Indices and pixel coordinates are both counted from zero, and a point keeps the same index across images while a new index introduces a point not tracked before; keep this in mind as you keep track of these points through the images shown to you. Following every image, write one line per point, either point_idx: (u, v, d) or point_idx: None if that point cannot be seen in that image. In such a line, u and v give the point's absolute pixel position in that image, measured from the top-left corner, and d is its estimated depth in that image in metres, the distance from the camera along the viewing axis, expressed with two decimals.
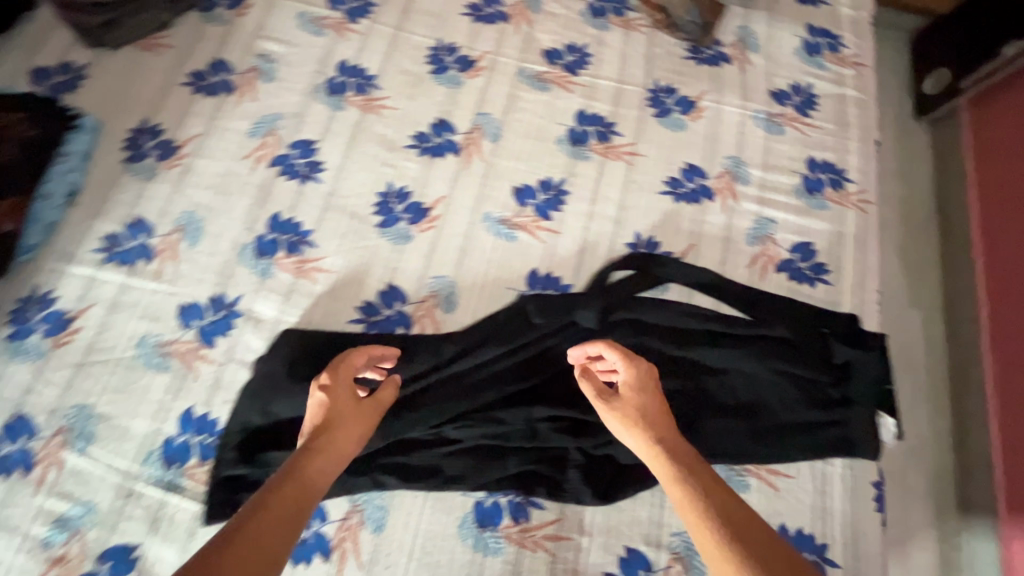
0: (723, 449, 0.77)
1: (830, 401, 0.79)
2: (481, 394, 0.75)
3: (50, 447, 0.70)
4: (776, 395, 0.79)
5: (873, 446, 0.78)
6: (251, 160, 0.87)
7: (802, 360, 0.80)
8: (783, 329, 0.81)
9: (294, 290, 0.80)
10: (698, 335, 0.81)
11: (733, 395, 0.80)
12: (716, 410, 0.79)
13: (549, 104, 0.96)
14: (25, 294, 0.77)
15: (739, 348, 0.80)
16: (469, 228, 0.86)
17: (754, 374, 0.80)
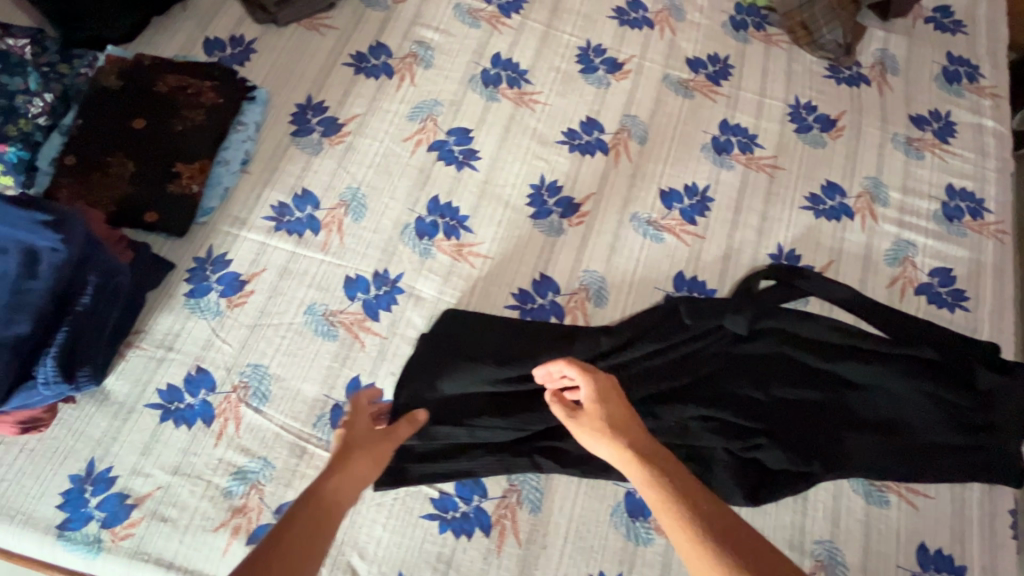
0: (867, 465, 0.77)
1: (974, 426, 0.80)
2: (635, 389, 0.77)
3: (229, 402, 0.73)
4: (919, 415, 0.80)
5: (1013, 474, 0.79)
6: (411, 143, 0.90)
7: (946, 384, 0.81)
8: (930, 351, 0.81)
9: (452, 272, 0.83)
10: (842, 350, 0.82)
11: (876, 412, 0.80)
12: (859, 425, 0.79)
13: (694, 111, 0.98)
14: (202, 254, 0.80)
15: (885, 366, 0.81)
16: (618, 227, 0.88)
17: (896, 392, 0.81)
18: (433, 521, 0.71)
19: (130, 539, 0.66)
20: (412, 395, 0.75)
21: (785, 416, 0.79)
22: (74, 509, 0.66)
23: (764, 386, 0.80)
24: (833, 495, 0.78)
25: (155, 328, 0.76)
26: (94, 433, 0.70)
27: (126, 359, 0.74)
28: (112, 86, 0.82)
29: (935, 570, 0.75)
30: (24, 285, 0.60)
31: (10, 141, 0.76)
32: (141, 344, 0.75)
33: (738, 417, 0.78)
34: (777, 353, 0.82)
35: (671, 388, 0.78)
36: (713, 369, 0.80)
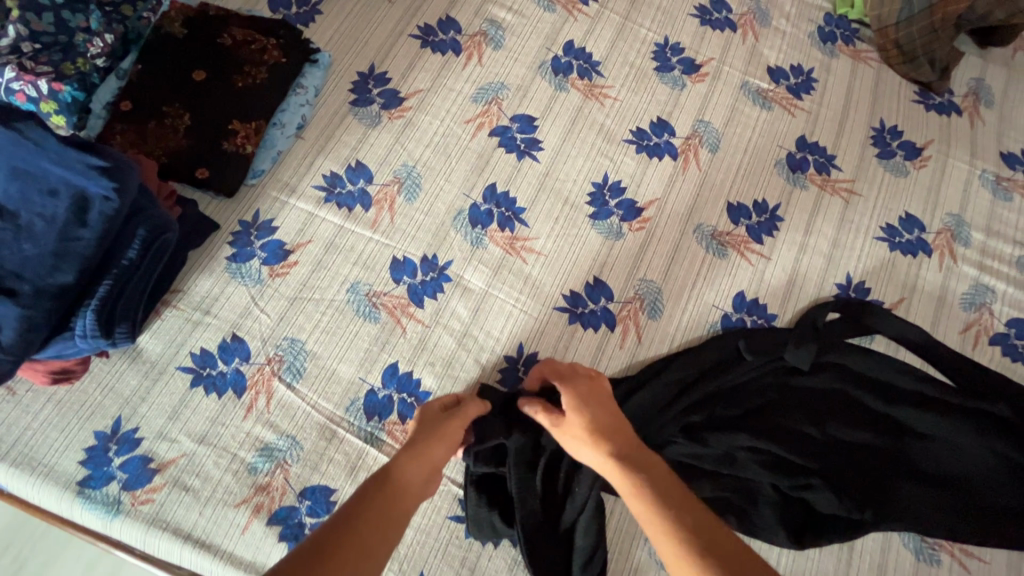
0: (926, 521, 0.72)
1: None
2: (688, 415, 0.73)
3: (262, 374, 0.70)
4: (982, 474, 0.75)
5: None
6: (472, 125, 0.86)
7: (1013, 441, 0.75)
8: (1002, 407, 0.76)
9: (503, 265, 0.79)
10: (905, 394, 0.77)
11: (937, 464, 0.75)
12: (919, 477, 0.74)
13: (771, 124, 0.92)
14: (248, 218, 0.77)
15: (950, 417, 0.76)
16: (680, 237, 0.84)
17: (960, 446, 0.75)
18: (460, 524, 0.67)
19: (149, 504, 0.64)
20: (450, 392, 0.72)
21: (841, 456, 0.74)
22: (97, 467, 0.64)
23: (820, 422, 0.75)
24: (880, 548, 0.72)
25: (194, 289, 0.73)
26: (123, 390, 0.67)
27: (162, 318, 0.71)
28: (177, 33, 0.80)
29: None
30: (72, 233, 0.57)
31: (67, 80, 0.74)
32: (178, 304, 0.72)
33: (792, 452, 0.73)
34: (836, 390, 0.77)
35: (726, 416, 0.74)
36: (767, 400, 0.76)
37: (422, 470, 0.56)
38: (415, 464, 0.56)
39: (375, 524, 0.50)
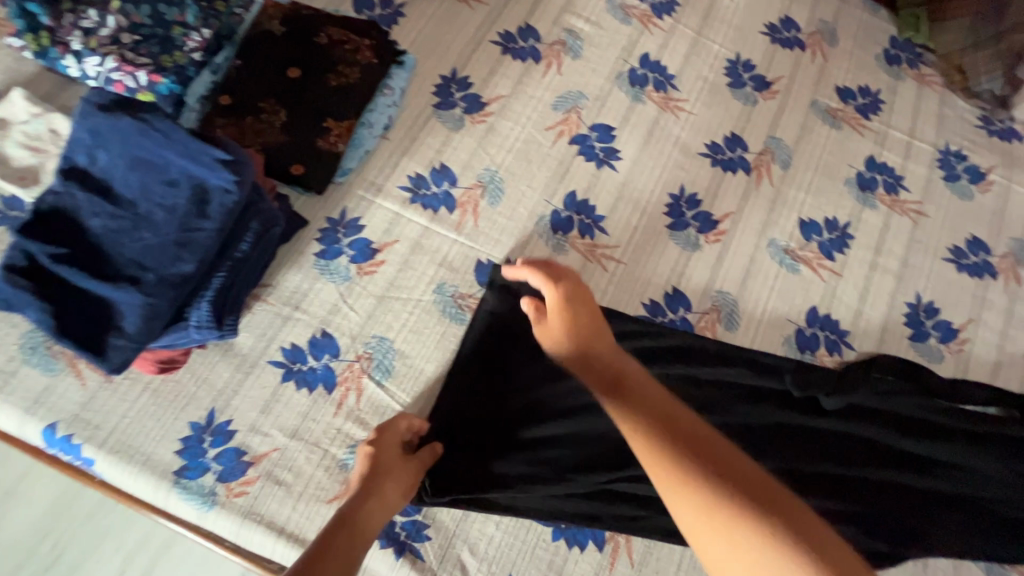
0: (959, 546, 0.73)
1: None
2: (750, 439, 0.74)
3: (352, 370, 0.71)
4: (1013, 497, 0.76)
5: None
6: (552, 133, 0.87)
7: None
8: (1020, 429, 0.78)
9: (583, 272, 0.80)
10: (924, 424, 0.77)
11: (963, 487, 0.76)
12: (949, 503, 0.75)
13: (840, 143, 0.94)
14: (336, 216, 0.78)
15: (973, 446, 0.77)
16: (755, 250, 0.85)
17: (985, 472, 0.76)
18: (547, 527, 0.68)
19: (244, 497, 0.64)
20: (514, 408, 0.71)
21: (879, 496, 0.74)
22: (192, 457, 0.64)
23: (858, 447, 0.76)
24: (954, 567, 0.74)
25: (284, 284, 0.74)
26: (216, 381, 0.68)
27: (254, 312, 0.72)
28: (275, 31, 0.81)
29: None
30: (193, 224, 0.58)
31: (166, 73, 0.74)
32: (268, 299, 0.73)
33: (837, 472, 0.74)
34: (859, 431, 0.76)
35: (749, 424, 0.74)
36: (793, 444, 0.75)
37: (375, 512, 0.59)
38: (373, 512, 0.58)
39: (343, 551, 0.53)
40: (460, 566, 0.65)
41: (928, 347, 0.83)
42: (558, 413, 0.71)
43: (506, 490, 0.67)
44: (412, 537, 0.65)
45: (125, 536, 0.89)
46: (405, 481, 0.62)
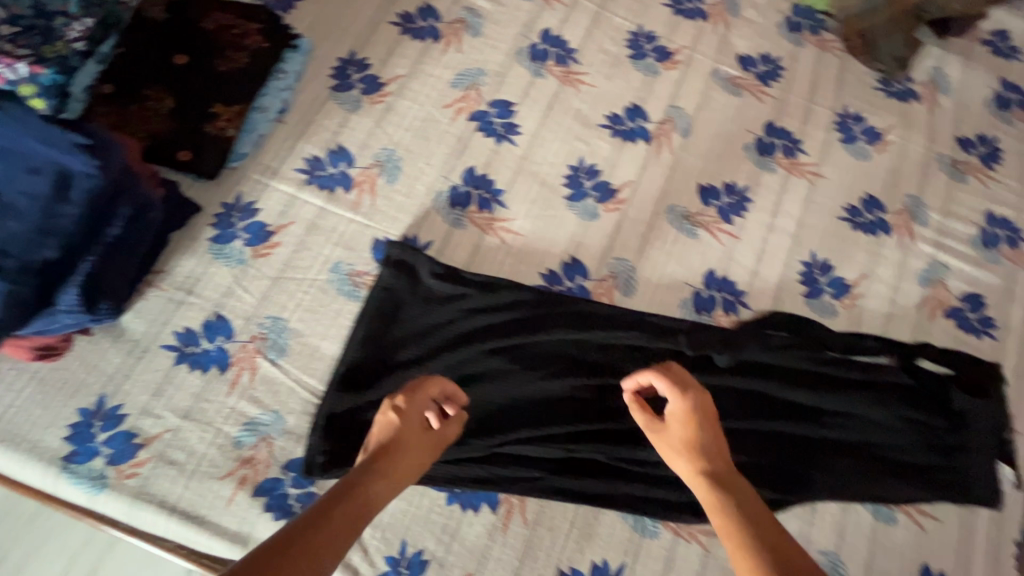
0: (842, 489, 0.76)
1: (947, 447, 0.79)
2: (640, 397, 0.76)
3: (246, 350, 0.72)
4: (897, 441, 0.79)
5: (988, 493, 0.78)
6: (451, 110, 0.88)
7: (922, 406, 0.80)
8: (901, 375, 0.81)
9: (481, 245, 0.81)
10: (816, 377, 0.80)
11: (850, 433, 0.78)
12: (835, 449, 0.77)
13: (740, 109, 0.96)
14: (230, 200, 0.79)
15: (858, 393, 0.80)
16: (653, 217, 0.87)
17: (873, 419, 0.79)
18: (440, 492, 0.70)
19: (135, 478, 0.65)
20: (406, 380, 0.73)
21: (769, 450, 0.76)
22: (81, 443, 0.65)
23: (748, 401, 0.78)
24: (841, 509, 0.77)
25: (176, 269, 0.74)
26: (106, 367, 0.68)
27: (146, 298, 0.72)
28: (157, 17, 0.81)
29: None
30: (55, 210, 0.59)
31: (47, 64, 0.69)
32: (160, 285, 0.73)
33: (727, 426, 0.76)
34: (749, 386, 0.78)
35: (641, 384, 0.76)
36: None
37: (382, 481, 0.55)
38: (380, 483, 0.55)
39: (338, 523, 0.49)
40: (354, 534, 0.67)
41: (821, 303, 0.86)
42: (449, 383, 0.73)
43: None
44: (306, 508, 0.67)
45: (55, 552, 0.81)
46: (420, 455, 0.59)
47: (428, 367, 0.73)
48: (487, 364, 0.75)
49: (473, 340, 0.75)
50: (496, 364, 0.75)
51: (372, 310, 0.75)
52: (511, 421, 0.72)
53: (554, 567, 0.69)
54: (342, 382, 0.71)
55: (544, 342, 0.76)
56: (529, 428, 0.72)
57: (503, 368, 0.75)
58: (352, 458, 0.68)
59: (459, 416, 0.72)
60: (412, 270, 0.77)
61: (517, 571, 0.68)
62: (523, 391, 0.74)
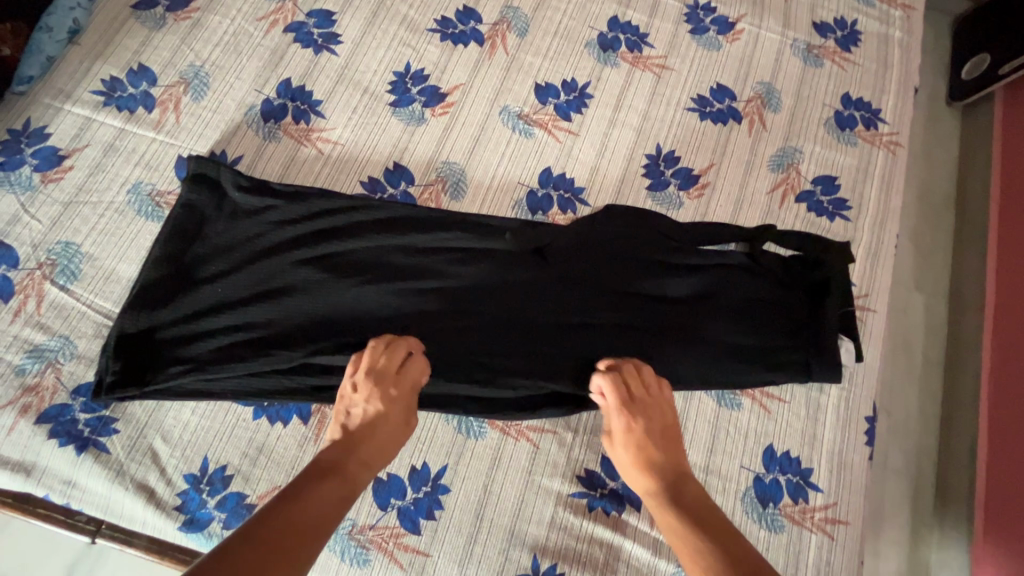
0: (681, 377, 0.73)
1: (789, 326, 0.76)
2: (464, 301, 0.72)
3: (33, 278, 0.68)
4: (739, 324, 0.75)
5: (836, 369, 0.75)
6: (265, 23, 0.83)
7: (766, 286, 0.77)
8: (743, 256, 0.78)
9: (297, 157, 0.77)
10: (653, 266, 0.76)
11: (689, 319, 0.75)
12: (673, 336, 0.74)
13: (583, 6, 0.91)
14: (17, 127, 0.74)
15: (697, 279, 0.76)
16: (486, 119, 0.83)
17: (714, 304, 0.76)
18: (247, 407, 0.67)
19: None
20: (206, 297, 0.68)
21: (603, 340, 0.72)
22: None
23: (579, 294, 0.74)
24: (683, 398, 0.74)
25: None
26: None
27: None
28: None
29: (779, 471, 0.72)
30: None
31: None
32: None
33: (557, 321, 0.72)
34: (580, 278, 0.74)
35: (467, 286, 0.72)
36: (512, 300, 0.72)
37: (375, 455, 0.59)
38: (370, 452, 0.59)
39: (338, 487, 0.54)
40: (150, 454, 0.64)
41: (665, 196, 0.83)
42: (259, 297, 0.68)
43: (195, 373, 0.65)
44: (96, 433, 0.63)
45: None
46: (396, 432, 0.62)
47: (236, 283, 0.68)
48: (302, 276, 0.70)
49: (286, 251, 0.70)
50: (308, 275, 0.70)
51: (169, 227, 0.69)
52: (322, 329, 0.68)
53: None
54: (136, 300, 0.66)
55: (364, 252, 0.72)
56: (340, 337, 0.68)
57: (317, 279, 0.70)
58: (147, 375, 0.64)
59: (265, 331, 0.67)
60: (216, 183, 0.71)
61: None
62: (338, 301, 0.70)
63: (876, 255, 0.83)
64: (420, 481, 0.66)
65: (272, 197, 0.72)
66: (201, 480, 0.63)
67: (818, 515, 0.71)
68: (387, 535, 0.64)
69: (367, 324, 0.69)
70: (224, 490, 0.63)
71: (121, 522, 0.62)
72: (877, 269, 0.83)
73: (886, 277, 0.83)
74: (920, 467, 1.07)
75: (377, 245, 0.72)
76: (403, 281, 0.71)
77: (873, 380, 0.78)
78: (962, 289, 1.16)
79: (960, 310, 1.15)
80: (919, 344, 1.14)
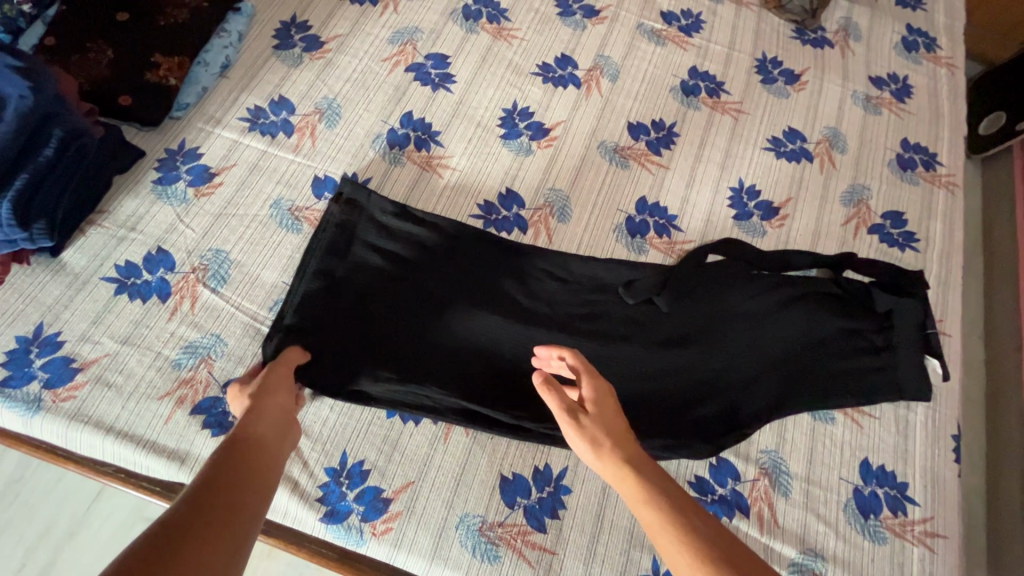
0: (779, 395, 0.78)
1: (874, 348, 0.82)
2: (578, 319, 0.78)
3: (188, 281, 0.74)
4: (826, 346, 0.81)
5: (922, 388, 0.80)
6: (389, 63, 0.93)
7: (854, 312, 0.83)
8: (829, 284, 0.84)
9: (420, 180, 0.85)
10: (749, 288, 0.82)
11: (783, 341, 0.80)
12: (770, 356, 0.79)
13: (665, 57, 1.02)
14: (174, 146, 0.82)
15: (789, 303, 0.82)
16: (586, 151, 0.91)
17: (804, 325, 0.81)
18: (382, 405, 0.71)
19: (71, 401, 0.65)
20: (346, 306, 0.73)
21: (710, 366, 0.78)
22: (18, 368, 0.66)
23: (682, 315, 0.80)
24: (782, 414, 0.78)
25: (120, 209, 0.76)
26: (46, 299, 0.70)
27: (86, 235, 0.74)
28: None
29: (877, 484, 0.75)
30: None
31: None
32: (103, 223, 0.75)
33: (664, 339, 0.78)
34: (683, 300, 0.80)
35: (582, 309, 0.79)
36: (621, 320, 0.79)
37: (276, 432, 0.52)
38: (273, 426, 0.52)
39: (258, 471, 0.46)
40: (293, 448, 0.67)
41: (750, 225, 0.90)
42: (401, 313, 0.74)
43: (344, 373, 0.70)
44: None
45: (30, 525, 0.89)
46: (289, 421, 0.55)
47: (373, 298, 0.74)
48: (435, 294, 0.76)
49: (425, 272, 0.77)
50: (438, 289, 0.76)
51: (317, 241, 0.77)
52: (453, 340, 0.74)
53: (495, 472, 0.69)
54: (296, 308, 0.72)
55: (491, 276, 0.78)
56: (471, 351, 0.74)
57: (451, 300, 0.76)
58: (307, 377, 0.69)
59: (403, 340, 0.72)
60: (365, 209, 0.79)
61: (458, 479, 0.68)
62: (469, 317, 0.75)
63: (946, 285, 0.90)
64: (543, 481, 0.69)
65: (415, 225, 0.80)
66: (340, 473, 0.67)
67: (917, 528, 0.73)
68: (516, 532, 0.66)
69: (493, 336, 0.75)
70: (362, 485, 0.66)
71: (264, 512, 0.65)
72: (948, 296, 0.89)
73: (956, 304, 0.89)
74: (974, 502, 1.08)
75: (506, 272, 0.79)
76: (523, 302, 0.78)
77: (954, 400, 0.82)
78: (997, 324, 1.22)
79: (999, 343, 1.20)
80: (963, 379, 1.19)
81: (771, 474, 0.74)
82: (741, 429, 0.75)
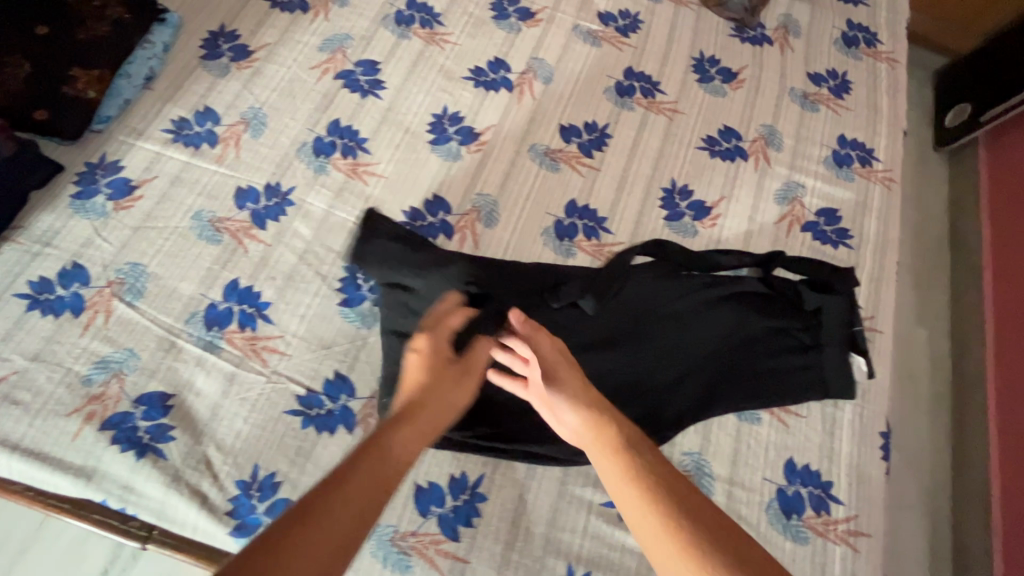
0: (703, 396, 0.78)
1: (801, 346, 0.82)
2: None
3: (103, 295, 0.73)
4: (752, 345, 0.81)
5: (847, 386, 0.80)
6: (317, 71, 0.93)
7: (782, 311, 0.82)
8: (758, 282, 0.83)
9: (345, 188, 0.85)
10: (677, 288, 0.81)
11: (708, 342, 0.79)
12: (694, 358, 0.79)
13: (600, 58, 1.02)
14: (94, 159, 0.81)
15: (716, 304, 0.81)
16: (515, 155, 0.91)
17: (730, 325, 0.81)
18: (296, 416, 0.70)
19: None
20: None
21: (633, 368, 0.77)
22: None
23: (606, 317, 0.79)
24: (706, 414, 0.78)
25: (36, 224, 0.76)
26: None
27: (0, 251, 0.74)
28: None
29: (800, 484, 0.75)
30: None
31: None
32: (18, 239, 0.75)
33: (587, 343, 0.77)
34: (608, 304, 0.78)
35: None
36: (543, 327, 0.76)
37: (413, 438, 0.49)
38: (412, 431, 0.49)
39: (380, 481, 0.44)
40: (203, 461, 0.67)
41: (681, 225, 0.90)
42: None
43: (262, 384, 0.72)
44: (155, 439, 0.67)
45: None
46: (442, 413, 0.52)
47: None
48: None
49: None
50: None
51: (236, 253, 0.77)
52: None
53: (410, 481, 0.69)
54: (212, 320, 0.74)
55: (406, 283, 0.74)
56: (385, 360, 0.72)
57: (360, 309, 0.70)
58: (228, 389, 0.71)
59: None
60: None
61: None
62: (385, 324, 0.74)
63: (879, 281, 0.89)
64: (458, 489, 0.69)
65: None
66: (251, 485, 0.66)
67: (840, 527, 0.73)
68: (428, 541, 0.66)
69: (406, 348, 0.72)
70: (273, 496, 0.66)
71: (173, 527, 0.65)
72: (881, 292, 0.89)
73: (889, 300, 0.88)
74: (935, 499, 1.07)
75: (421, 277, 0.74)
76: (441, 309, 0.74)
77: (883, 397, 0.82)
78: (968, 318, 1.20)
79: (965, 336, 1.19)
80: (927, 373, 1.18)
81: (692, 476, 0.74)
82: (663, 431, 0.75)
